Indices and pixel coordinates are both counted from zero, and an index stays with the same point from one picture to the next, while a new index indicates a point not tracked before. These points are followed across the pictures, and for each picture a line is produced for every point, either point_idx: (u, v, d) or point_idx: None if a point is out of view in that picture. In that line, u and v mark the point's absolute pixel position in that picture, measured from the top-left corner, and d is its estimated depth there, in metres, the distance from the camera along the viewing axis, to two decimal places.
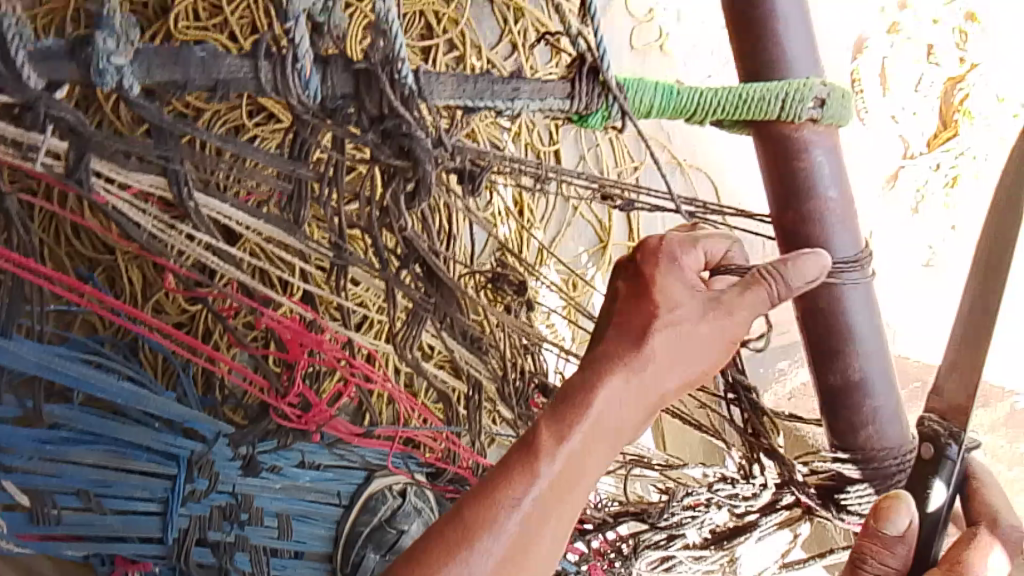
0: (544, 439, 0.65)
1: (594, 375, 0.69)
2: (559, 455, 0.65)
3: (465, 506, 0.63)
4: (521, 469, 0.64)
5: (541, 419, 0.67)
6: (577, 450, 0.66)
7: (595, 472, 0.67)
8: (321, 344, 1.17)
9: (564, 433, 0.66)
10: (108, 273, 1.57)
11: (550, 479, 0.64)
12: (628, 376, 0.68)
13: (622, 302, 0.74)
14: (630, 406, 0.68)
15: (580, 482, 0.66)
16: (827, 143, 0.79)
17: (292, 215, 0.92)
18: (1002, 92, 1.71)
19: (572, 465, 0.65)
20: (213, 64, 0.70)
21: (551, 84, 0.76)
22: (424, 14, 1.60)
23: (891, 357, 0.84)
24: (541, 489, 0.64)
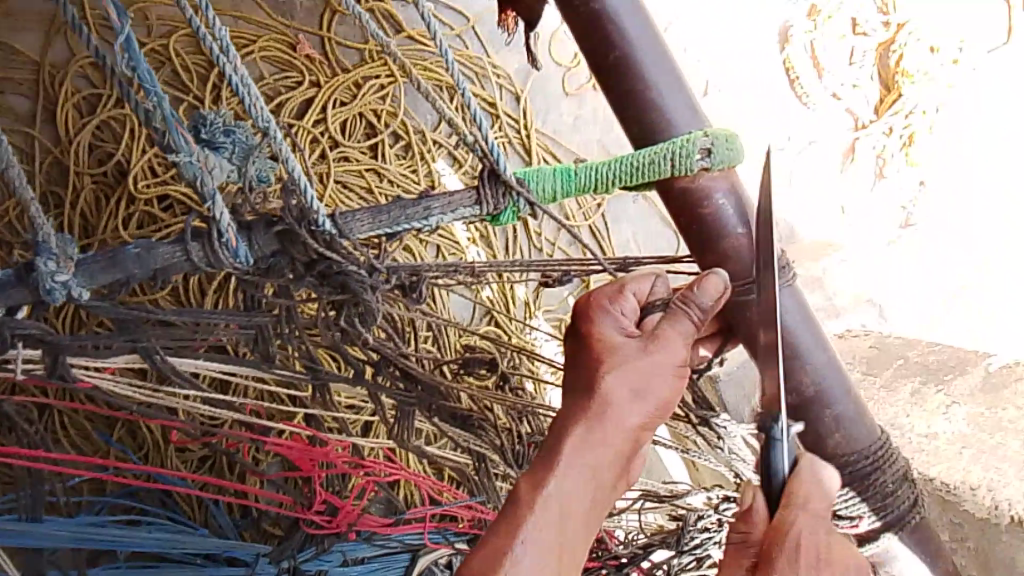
0: (522, 499, 0.69)
1: (561, 428, 0.72)
2: (539, 508, 0.68)
3: (464, 571, 0.67)
4: (506, 531, 0.68)
5: (518, 481, 0.70)
6: (554, 503, 0.69)
7: (580, 517, 0.70)
8: (328, 454, 1.22)
9: (540, 488, 0.69)
10: (127, 427, 1.66)
11: (535, 533, 0.67)
12: (587, 424, 0.71)
13: (570, 363, 0.76)
14: (600, 450, 0.70)
15: (566, 531, 0.69)
16: (725, 185, 0.83)
17: (263, 355, 0.99)
18: (931, 46, 2.11)
19: (554, 516, 0.68)
20: (148, 256, 0.80)
21: (459, 196, 0.82)
22: (364, 115, 1.88)
23: (841, 363, 0.86)
24: (527, 544, 0.67)
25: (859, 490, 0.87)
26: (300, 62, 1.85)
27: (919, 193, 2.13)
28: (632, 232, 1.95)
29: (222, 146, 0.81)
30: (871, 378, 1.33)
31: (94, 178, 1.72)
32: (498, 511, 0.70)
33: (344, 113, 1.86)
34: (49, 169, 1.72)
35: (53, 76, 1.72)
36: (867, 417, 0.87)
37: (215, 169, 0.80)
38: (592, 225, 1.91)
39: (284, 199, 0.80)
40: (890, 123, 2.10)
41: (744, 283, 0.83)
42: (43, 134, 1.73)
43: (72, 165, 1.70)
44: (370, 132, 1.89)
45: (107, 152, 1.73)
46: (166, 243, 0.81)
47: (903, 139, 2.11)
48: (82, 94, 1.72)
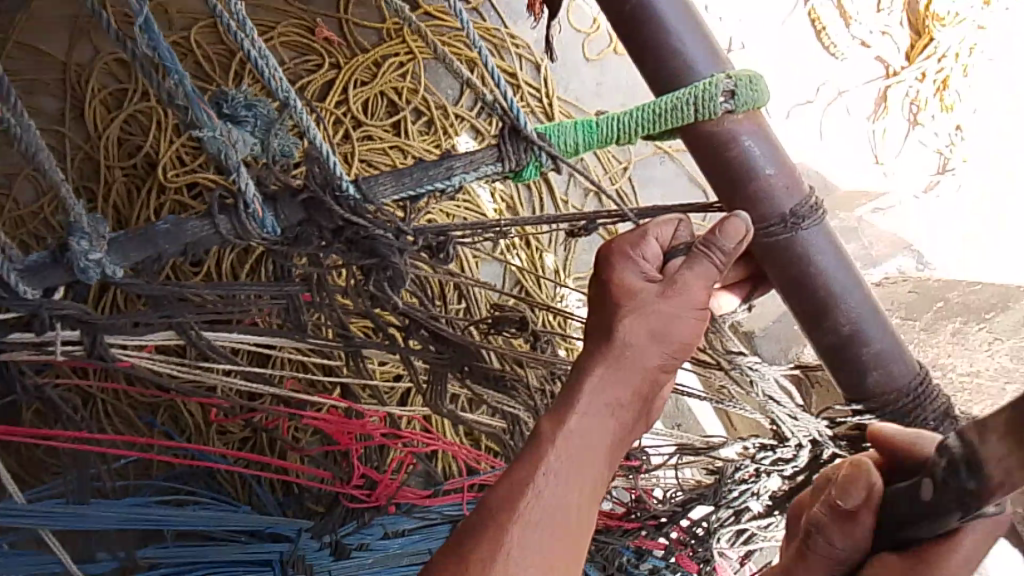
0: (549, 433, 0.69)
1: (581, 368, 0.73)
2: (563, 442, 0.69)
3: (488, 499, 0.68)
4: (530, 465, 0.68)
5: (541, 419, 0.71)
6: (577, 435, 0.69)
7: (599, 452, 0.70)
8: (364, 426, 1.23)
9: (563, 422, 0.70)
10: (169, 412, 1.71)
11: (561, 465, 0.68)
12: (609, 363, 0.72)
13: (592, 311, 0.76)
14: (622, 390, 0.72)
15: (587, 462, 0.69)
16: (750, 127, 0.81)
17: (297, 324, 0.99)
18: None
19: (579, 448, 0.69)
20: (177, 231, 0.82)
21: (481, 154, 0.82)
22: (385, 93, 1.88)
23: (878, 302, 0.85)
24: (553, 473, 0.67)
25: (902, 430, 0.85)
26: (319, 45, 1.85)
27: (956, 137, 2.08)
28: (661, 194, 1.93)
29: (244, 120, 0.82)
30: (911, 322, 1.29)
31: (124, 171, 1.74)
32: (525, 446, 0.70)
33: (366, 92, 1.86)
34: (81, 165, 1.75)
35: (80, 75, 1.75)
36: (904, 353, 0.86)
37: (239, 142, 0.80)
38: (619, 188, 1.88)
39: (308, 168, 0.81)
40: (923, 68, 2.05)
41: (774, 225, 0.82)
42: (73, 131, 1.75)
43: (104, 160, 1.72)
44: (392, 110, 1.90)
45: (136, 145, 1.75)
46: (193, 218, 0.82)
47: (937, 83, 2.07)
48: (108, 90, 1.75)
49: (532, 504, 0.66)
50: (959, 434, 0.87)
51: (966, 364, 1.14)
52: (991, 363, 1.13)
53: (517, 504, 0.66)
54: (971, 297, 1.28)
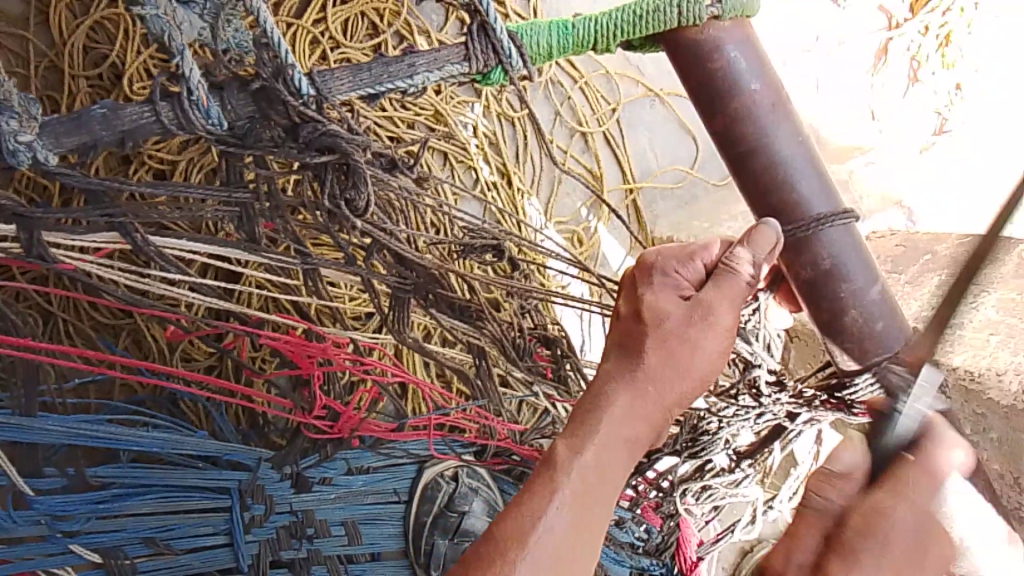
0: (560, 455, 0.74)
1: (589, 415, 0.75)
2: (571, 476, 0.73)
3: (505, 523, 0.72)
4: (538, 497, 0.72)
5: (551, 456, 0.74)
6: (589, 390, 0.77)
7: (619, 463, 0.75)
8: (324, 350, 1.19)
9: (574, 453, 0.74)
10: (131, 336, 1.66)
11: (572, 489, 0.72)
12: (573, 470, 0.73)
13: (627, 341, 0.79)
14: (611, 451, 0.74)
15: (588, 517, 0.72)
16: (737, 37, 0.76)
17: (248, 236, 0.92)
18: None
19: (584, 490, 0.73)
20: (114, 117, 0.75)
21: (446, 51, 0.75)
22: (366, 15, 1.81)
23: (859, 236, 0.81)
24: (563, 500, 0.72)
25: None
26: None
27: (955, 97, 2.00)
28: (648, 138, 1.88)
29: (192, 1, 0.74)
30: (896, 275, 1.23)
31: (90, 82, 1.68)
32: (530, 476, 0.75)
33: (345, 11, 1.79)
34: (45, 75, 1.68)
35: None
36: (884, 294, 0.82)
37: (183, 25, 0.73)
38: (607, 129, 1.83)
39: (257, 55, 0.74)
40: (926, 20, 1.98)
41: (755, 146, 0.78)
42: (38, 37, 1.69)
43: (67, 67, 1.65)
44: (373, 33, 1.83)
45: (102, 55, 1.68)
46: (133, 104, 0.75)
47: (940, 38, 1.99)
48: None
49: (539, 537, 0.70)
50: None
51: None
52: None
53: (527, 532, 0.70)
54: (961, 249, 1.23)
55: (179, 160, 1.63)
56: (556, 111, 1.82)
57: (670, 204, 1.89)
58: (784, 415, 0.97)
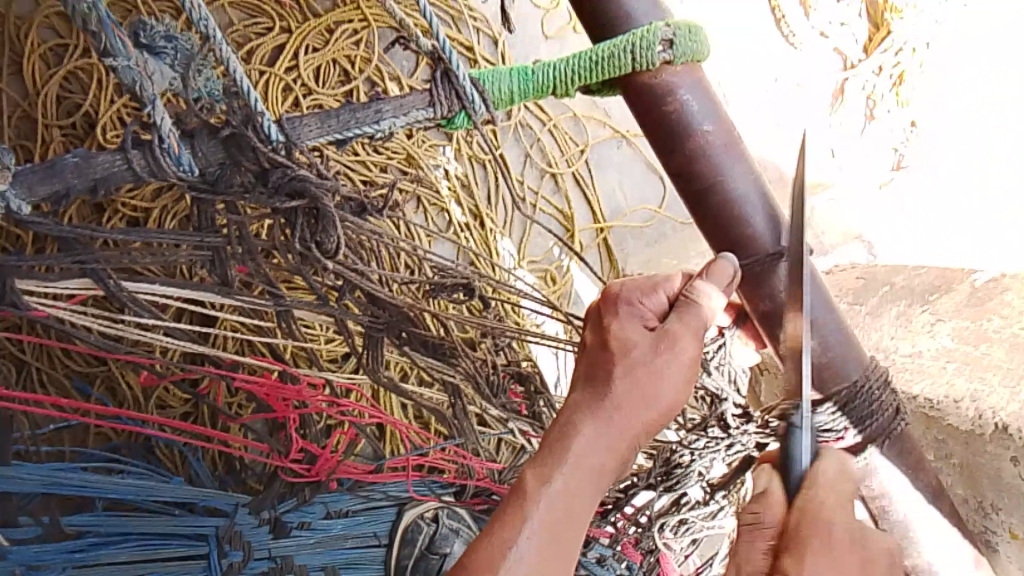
0: (528, 487, 0.75)
1: (557, 446, 0.76)
2: (539, 508, 0.74)
3: (472, 555, 0.73)
4: (506, 530, 0.73)
5: (519, 487, 0.75)
6: (558, 421, 0.78)
7: (587, 495, 0.76)
8: (298, 392, 1.20)
9: (542, 485, 0.75)
10: (105, 383, 1.66)
11: (540, 522, 0.73)
12: (540, 501, 0.74)
13: (595, 371, 0.80)
14: (579, 483, 0.75)
15: (556, 548, 0.73)
16: (690, 81, 0.79)
17: (221, 279, 0.94)
18: None
19: (551, 523, 0.74)
20: (87, 165, 0.77)
21: (411, 98, 0.78)
22: (337, 62, 1.84)
23: (814, 267, 0.84)
24: (531, 532, 0.73)
25: (840, 404, 0.84)
26: (269, 8, 1.82)
27: (912, 133, 2.05)
28: (618, 180, 1.91)
29: (163, 52, 0.75)
30: (858, 306, 1.26)
31: (63, 131, 1.70)
32: (499, 509, 0.76)
33: (317, 58, 1.83)
34: (18, 125, 1.70)
35: (18, 28, 1.69)
36: (840, 322, 0.85)
37: (155, 75, 0.75)
38: (576, 170, 1.88)
39: (229, 104, 0.76)
40: (880, 60, 2.04)
41: (711, 184, 0.81)
42: (10, 88, 1.70)
43: (41, 117, 1.67)
44: (345, 79, 1.86)
45: (75, 104, 1.70)
46: (105, 153, 0.77)
47: (893, 77, 2.05)
48: (49, 45, 1.69)
49: (507, 568, 0.71)
50: (898, 407, 0.86)
51: (908, 347, 1.14)
52: (933, 341, 1.11)
53: (495, 565, 0.71)
54: (918, 279, 1.27)
55: (154, 207, 1.65)
56: (526, 153, 1.87)
57: (641, 243, 1.92)
58: (754, 445, 0.98)
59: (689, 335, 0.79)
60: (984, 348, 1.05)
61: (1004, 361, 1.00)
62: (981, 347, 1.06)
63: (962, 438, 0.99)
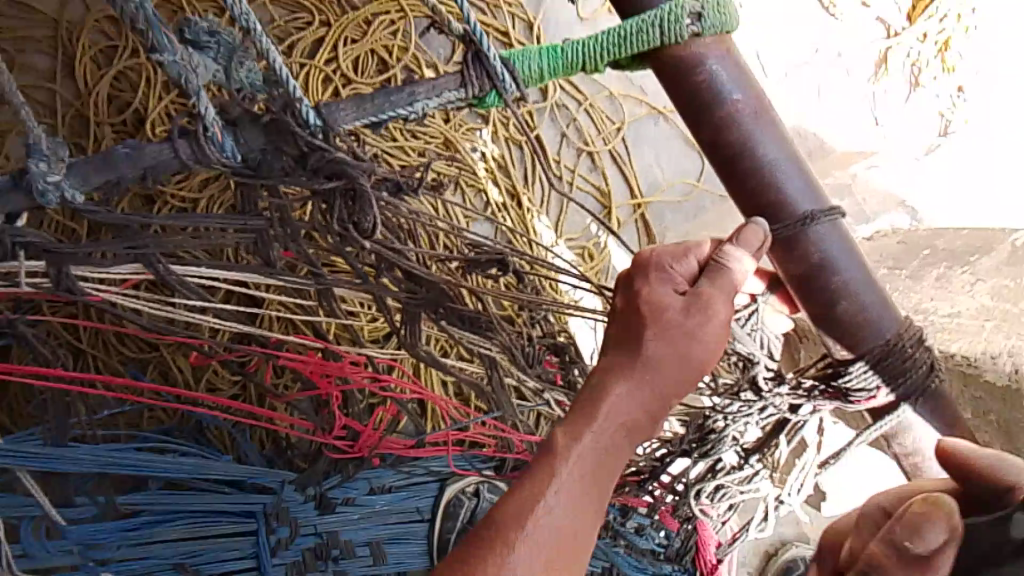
0: (562, 442, 0.77)
1: (592, 402, 0.78)
2: (572, 462, 0.76)
3: (503, 505, 0.75)
4: (539, 481, 0.75)
5: (553, 439, 0.77)
6: (592, 379, 0.80)
7: (619, 451, 0.78)
8: (342, 368, 1.24)
9: (576, 440, 0.77)
10: (159, 369, 1.73)
11: (572, 475, 0.75)
12: (573, 456, 0.76)
13: (627, 329, 0.82)
14: (612, 439, 0.77)
15: (587, 500, 0.76)
16: (717, 49, 0.80)
17: (265, 259, 0.97)
18: None
19: (584, 476, 0.76)
20: (137, 155, 0.80)
21: (443, 79, 0.80)
22: (376, 51, 1.88)
23: (846, 231, 0.84)
24: (564, 485, 0.75)
25: (873, 364, 0.86)
26: (309, 2, 1.86)
27: (958, 99, 2.02)
28: (655, 156, 1.92)
29: (207, 47, 0.78)
30: (897, 272, 1.26)
31: (115, 129, 1.76)
32: (530, 466, 0.78)
33: (356, 49, 1.87)
34: (73, 123, 1.77)
35: (72, 32, 1.76)
36: (874, 284, 0.86)
37: (200, 68, 0.77)
38: (612, 147, 1.88)
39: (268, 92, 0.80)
40: (924, 28, 1.99)
41: (742, 150, 0.82)
42: (64, 88, 1.77)
43: (94, 116, 1.73)
44: (383, 68, 1.90)
45: (126, 102, 1.77)
46: (153, 142, 0.80)
47: (938, 43, 2.00)
48: (99, 47, 1.76)
49: (540, 517, 0.73)
50: (932, 364, 0.87)
51: (948, 305, 1.12)
52: (971, 301, 1.11)
53: (527, 515, 0.73)
54: (957, 242, 1.25)
55: (202, 198, 1.70)
56: (562, 133, 1.89)
57: (679, 218, 1.92)
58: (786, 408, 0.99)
59: (720, 295, 0.81)
60: (1022, 307, 1.04)
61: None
62: (1020, 305, 1.05)
63: (1000, 397, 1.01)
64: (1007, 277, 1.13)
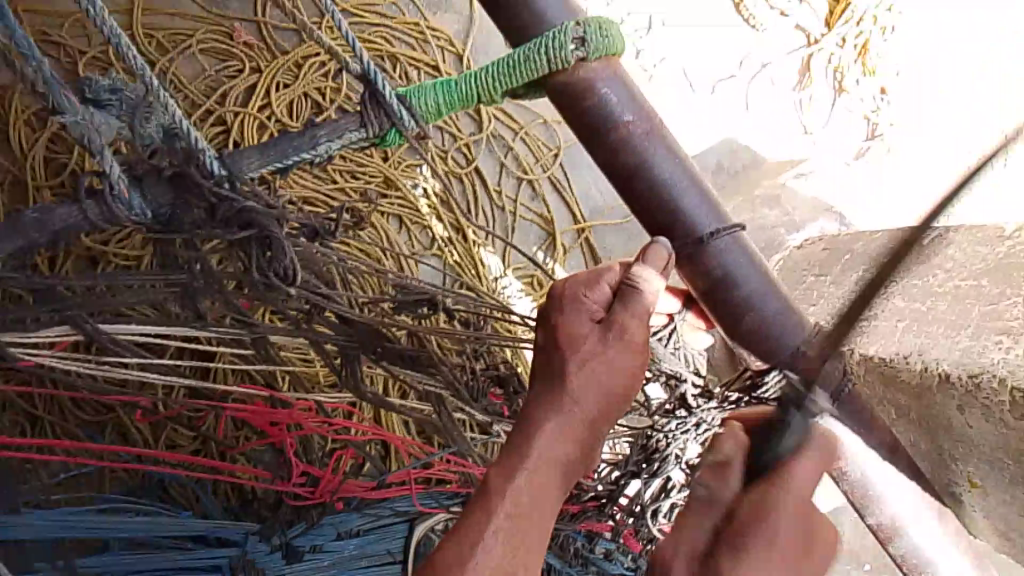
0: (494, 482, 0.78)
1: (520, 439, 0.80)
2: (504, 499, 0.76)
3: (436, 551, 0.74)
4: (472, 522, 0.75)
5: (485, 479, 0.78)
6: (519, 418, 0.81)
7: (552, 485, 0.79)
8: (290, 414, 1.23)
9: (508, 477, 0.77)
10: (115, 430, 1.71)
11: (505, 513, 0.76)
12: (505, 494, 0.77)
13: (551, 364, 0.83)
14: (543, 474, 0.78)
15: (522, 538, 0.76)
16: (607, 75, 0.83)
17: (195, 313, 0.98)
18: None
19: (518, 513, 0.76)
20: (47, 219, 0.81)
21: (345, 121, 0.82)
22: (309, 95, 1.94)
23: (746, 243, 0.88)
24: (498, 524, 0.75)
25: None
26: (239, 49, 1.91)
27: (881, 101, 2.14)
28: (594, 176, 1.96)
29: (109, 104, 0.79)
30: (821, 279, 1.29)
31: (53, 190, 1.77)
32: (464, 508, 0.78)
33: (288, 94, 1.92)
34: (11, 188, 1.77)
35: (3, 96, 1.77)
36: (776, 291, 0.89)
37: (102, 127, 0.77)
38: (551, 174, 1.92)
39: (171, 146, 0.82)
40: (842, 33, 2.13)
41: (638, 171, 0.85)
42: (0, 154, 1.77)
43: (30, 179, 1.74)
44: (318, 110, 1.95)
45: (62, 163, 1.78)
46: (62, 204, 0.81)
47: (857, 47, 2.14)
48: (32, 110, 1.78)
49: (475, 558, 0.73)
50: (847, 368, 0.90)
51: None
52: (887, 302, 1.14)
53: None
54: (875, 244, 1.30)
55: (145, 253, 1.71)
56: (500, 164, 1.91)
57: (621, 240, 1.96)
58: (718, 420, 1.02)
59: (636, 320, 0.82)
60: (931, 304, 1.07)
61: (946, 313, 1.05)
62: (930, 304, 1.08)
63: (915, 393, 1.03)
64: (916, 275, 1.17)
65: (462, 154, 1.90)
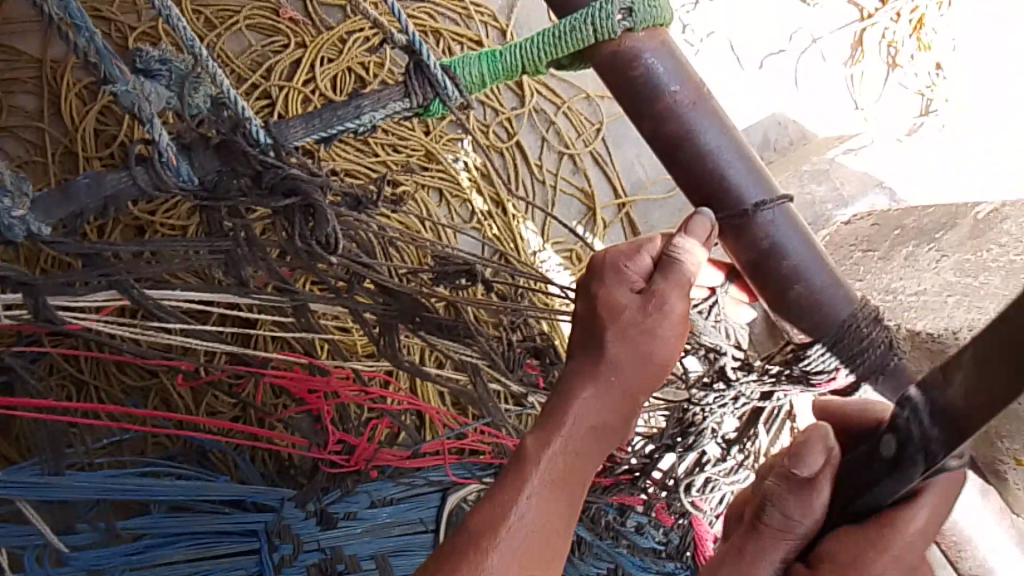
0: (530, 449, 0.78)
1: (557, 408, 0.80)
2: (540, 468, 0.77)
3: (473, 516, 0.75)
4: (509, 490, 0.76)
5: (521, 447, 0.78)
6: (557, 386, 0.82)
7: (588, 454, 0.79)
8: (329, 383, 1.24)
9: (544, 446, 0.78)
10: (160, 397, 1.75)
11: (542, 482, 0.76)
12: (541, 461, 0.77)
13: (590, 332, 0.83)
14: (579, 442, 0.79)
15: (557, 505, 0.76)
16: (652, 44, 0.81)
17: (236, 280, 0.99)
18: None
19: (553, 481, 0.77)
20: (98, 185, 0.81)
21: (388, 91, 0.82)
22: (352, 69, 1.95)
23: (794, 214, 0.86)
24: (534, 492, 0.76)
25: (829, 343, 0.88)
26: (284, 25, 1.93)
27: (937, 77, 2.10)
28: (635, 153, 1.95)
29: (159, 74, 0.79)
30: (867, 256, 1.27)
31: (103, 162, 1.80)
32: (501, 473, 0.79)
33: (332, 69, 1.93)
34: (62, 159, 1.81)
35: (56, 71, 1.81)
36: (824, 264, 0.87)
37: (152, 95, 0.78)
38: (593, 148, 1.91)
39: (218, 115, 0.82)
40: (896, 8, 2.09)
41: (683, 141, 0.83)
42: (52, 127, 1.81)
43: (81, 151, 1.78)
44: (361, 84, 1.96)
45: (111, 136, 1.81)
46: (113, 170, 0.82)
47: (912, 22, 2.11)
48: (82, 84, 1.81)
49: (512, 525, 0.74)
50: (891, 342, 0.89)
51: (914, 283, 1.15)
52: (936, 279, 1.12)
53: (499, 523, 0.74)
54: (924, 220, 1.27)
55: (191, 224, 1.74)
56: (542, 138, 1.91)
57: (662, 215, 1.94)
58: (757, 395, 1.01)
59: (675, 291, 0.82)
60: (982, 280, 1.06)
61: (999, 290, 1.03)
62: (979, 279, 1.07)
63: None
64: (967, 252, 1.15)
65: (504, 129, 1.90)
